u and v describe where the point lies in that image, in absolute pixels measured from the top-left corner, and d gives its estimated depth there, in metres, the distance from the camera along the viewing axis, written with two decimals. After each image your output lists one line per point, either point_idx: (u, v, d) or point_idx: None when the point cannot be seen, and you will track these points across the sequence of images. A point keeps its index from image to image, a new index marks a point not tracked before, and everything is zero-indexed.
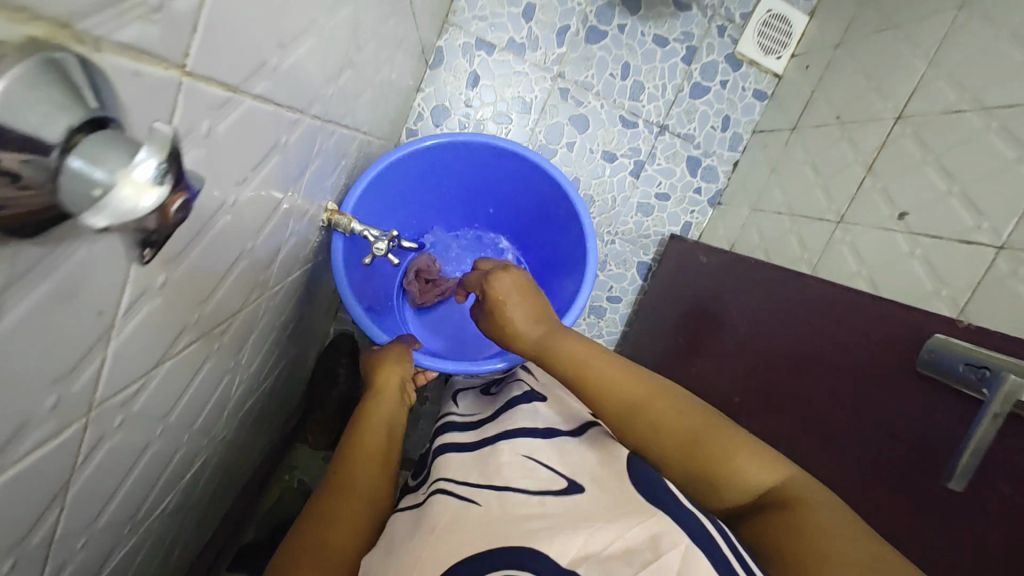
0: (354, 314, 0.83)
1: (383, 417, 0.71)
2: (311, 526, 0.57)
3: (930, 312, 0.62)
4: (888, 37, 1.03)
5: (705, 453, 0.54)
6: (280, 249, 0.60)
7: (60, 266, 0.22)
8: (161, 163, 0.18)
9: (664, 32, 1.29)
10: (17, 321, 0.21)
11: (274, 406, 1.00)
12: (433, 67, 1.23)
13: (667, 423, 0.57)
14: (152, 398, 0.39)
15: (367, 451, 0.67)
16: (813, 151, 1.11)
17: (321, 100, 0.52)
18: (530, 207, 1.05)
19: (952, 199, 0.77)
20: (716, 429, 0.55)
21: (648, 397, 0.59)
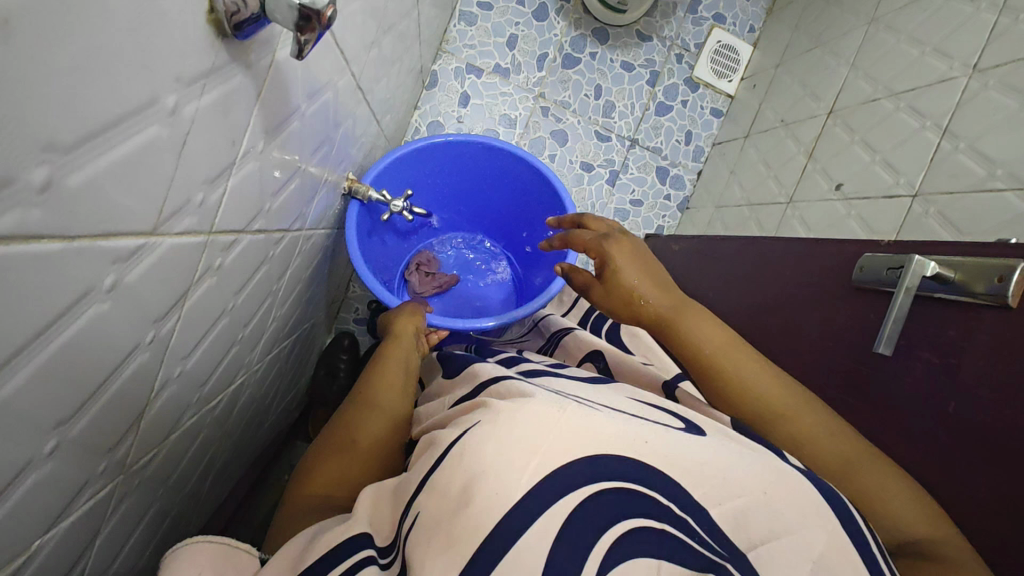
0: (367, 279, 0.91)
1: (399, 359, 0.72)
2: (340, 444, 0.59)
3: (861, 241, 0.75)
4: (817, 54, 1.22)
5: (852, 473, 0.56)
6: (316, 195, 0.71)
7: (230, 78, 0.33)
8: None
9: (630, 59, 1.48)
10: (205, 103, 0.31)
11: (283, 383, 1.06)
12: (428, 88, 1.39)
13: (820, 441, 0.59)
14: (234, 263, 0.48)
15: (384, 382, 0.68)
16: (764, 151, 1.28)
17: (356, 62, 0.64)
18: (517, 200, 1.16)
19: (876, 166, 0.91)
20: (871, 462, 0.57)
21: (794, 408, 0.61)
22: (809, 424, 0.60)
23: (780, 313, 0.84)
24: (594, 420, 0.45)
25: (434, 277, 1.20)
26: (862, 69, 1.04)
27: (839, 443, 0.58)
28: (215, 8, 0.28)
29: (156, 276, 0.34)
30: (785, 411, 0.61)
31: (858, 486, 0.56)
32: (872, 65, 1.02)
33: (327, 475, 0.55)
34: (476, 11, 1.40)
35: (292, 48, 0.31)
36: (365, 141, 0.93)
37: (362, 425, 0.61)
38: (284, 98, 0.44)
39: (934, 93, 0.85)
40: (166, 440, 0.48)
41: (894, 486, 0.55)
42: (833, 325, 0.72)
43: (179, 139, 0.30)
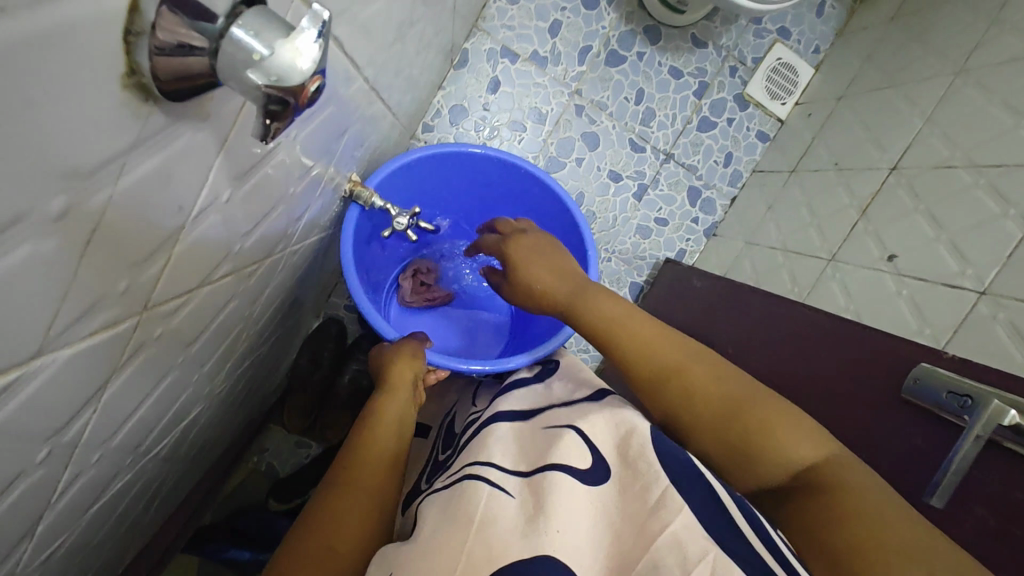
0: (360, 300, 0.81)
1: (391, 422, 0.69)
2: (335, 509, 0.58)
3: (916, 343, 0.66)
4: (888, 94, 1.10)
5: (745, 421, 0.56)
6: (307, 209, 0.61)
7: (175, 145, 0.24)
8: (316, 31, 0.20)
9: (680, 65, 1.35)
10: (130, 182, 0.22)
11: (257, 379, 0.99)
12: (456, 68, 1.27)
13: (708, 395, 0.60)
14: (188, 318, 0.39)
15: (372, 455, 0.64)
16: (809, 193, 1.18)
17: (364, 66, 0.53)
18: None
19: (939, 245, 0.82)
20: (763, 402, 0.57)
21: (687, 367, 0.62)
22: (697, 379, 0.61)
23: (807, 399, 0.75)
24: (498, 525, 0.49)
25: (426, 289, 1.11)
26: (939, 127, 0.93)
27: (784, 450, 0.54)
28: (136, 69, 0.19)
29: (52, 390, 0.25)
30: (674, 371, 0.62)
31: (744, 427, 0.56)
32: (952, 124, 0.91)
33: (325, 546, 0.54)
34: None
35: (256, 128, 0.21)
36: (378, 135, 0.83)
37: (342, 510, 0.57)
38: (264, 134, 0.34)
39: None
40: (84, 515, 0.40)
41: (792, 430, 0.54)
42: (871, 437, 0.64)
43: (83, 238, 0.21)
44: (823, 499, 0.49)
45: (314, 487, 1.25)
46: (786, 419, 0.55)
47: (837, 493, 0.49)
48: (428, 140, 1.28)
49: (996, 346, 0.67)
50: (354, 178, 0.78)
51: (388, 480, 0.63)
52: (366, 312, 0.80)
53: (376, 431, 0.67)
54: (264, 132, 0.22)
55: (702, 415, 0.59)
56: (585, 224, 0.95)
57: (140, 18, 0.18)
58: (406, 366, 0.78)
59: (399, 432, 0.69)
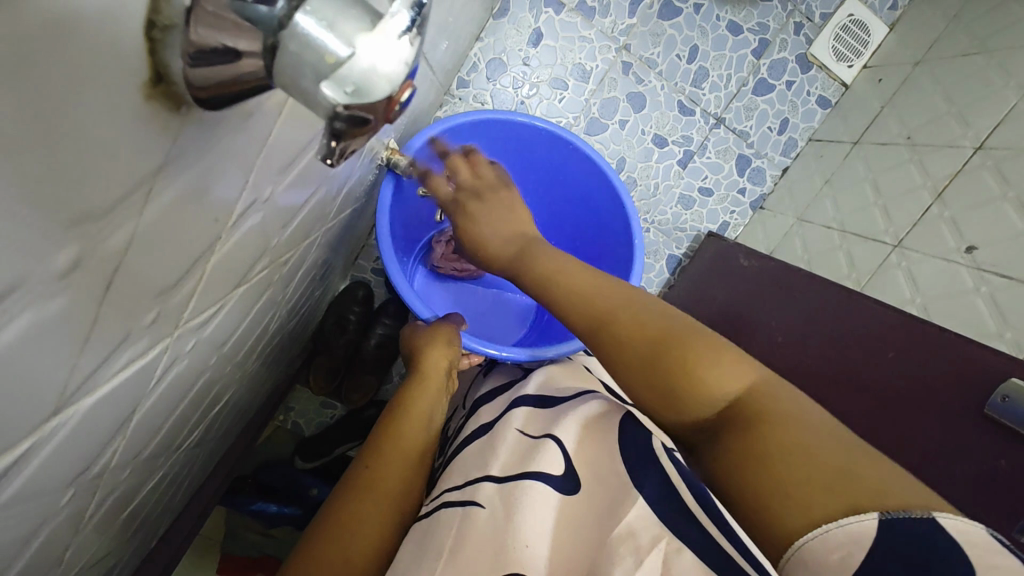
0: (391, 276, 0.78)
1: (421, 411, 0.68)
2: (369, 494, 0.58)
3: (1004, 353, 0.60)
4: (978, 61, 0.99)
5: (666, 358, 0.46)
6: (345, 184, 0.55)
7: (197, 146, 0.19)
8: (410, 16, 0.16)
9: (740, 20, 1.23)
10: (135, 208, 0.18)
11: (285, 346, 0.96)
12: (496, 17, 1.17)
13: (625, 333, 0.49)
14: (223, 320, 0.35)
15: (397, 447, 0.63)
16: (875, 168, 1.08)
17: None
18: (569, 207, 1.01)
19: None
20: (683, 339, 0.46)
21: (611, 311, 0.51)
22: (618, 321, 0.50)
23: (867, 402, 0.70)
24: (470, 547, 0.47)
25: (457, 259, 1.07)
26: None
27: (708, 383, 0.44)
28: (165, 74, 0.16)
29: (73, 439, 0.22)
30: (594, 318, 0.51)
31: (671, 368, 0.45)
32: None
33: (359, 525, 0.55)
34: None
35: (321, 148, 0.19)
36: (418, 94, 0.77)
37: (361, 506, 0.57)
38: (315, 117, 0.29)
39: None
40: (113, 523, 0.38)
41: (718, 359, 0.45)
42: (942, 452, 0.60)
43: (93, 277, 0.17)
44: (750, 437, 0.40)
45: (340, 448, 1.25)
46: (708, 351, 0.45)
47: (761, 421, 0.40)
48: (463, 97, 1.20)
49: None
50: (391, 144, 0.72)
51: (422, 466, 0.64)
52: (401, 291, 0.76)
53: (403, 424, 0.66)
54: (328, 155, 0.19)
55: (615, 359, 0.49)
56: (633, 215, 0.90)
57: (168, 7, 0.15)
58: (438, 354, 0.77)
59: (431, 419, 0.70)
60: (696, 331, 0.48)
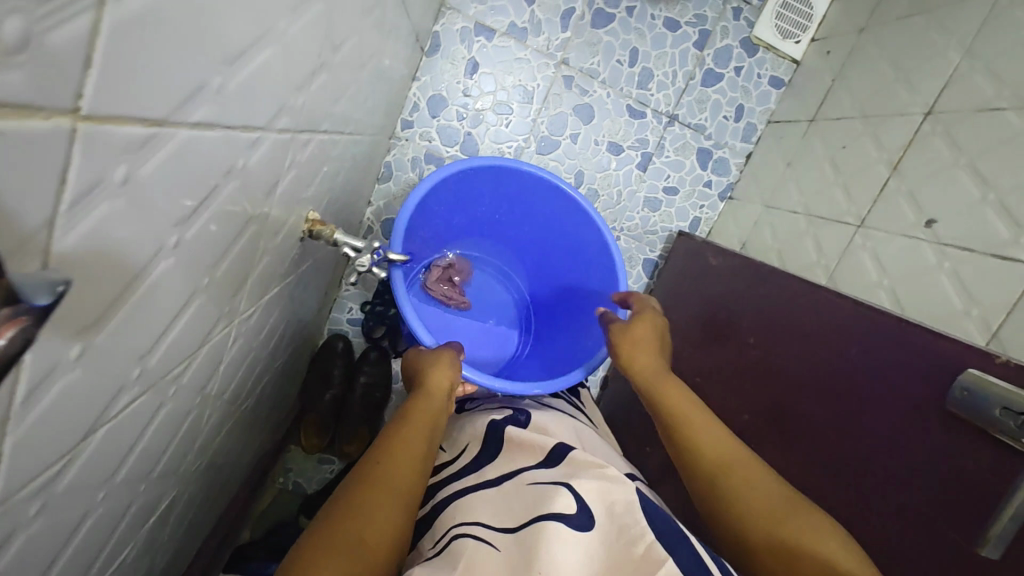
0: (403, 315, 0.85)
1: (423, 419, 0.69)
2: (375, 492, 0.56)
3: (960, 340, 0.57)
4: (919, 22, 0.95)
5: (788, 523, 0.53)
6: (254, 272, 0.54)
7: None
8: None
9: (676, 15, 1.21)
10: None
11: (263, 418, 0.96)
12: (429, 54, 1.17)
13: (751, 497, 0.57)
14: (88, 464, 0.34)
15: (402, 450, 0.62)
16: (832, 145, 1.05)
17: (289, 111, 0.45)
18: (557, 251, 1.09)
19: (986, 207, 0.71)
20: (799, 510, 0.54)
21: (733, 463, 0.60)
22: (761, 479, 0.58)
23: (838, 404, 0.67)
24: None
25: (451, 289, 1.11)
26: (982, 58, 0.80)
27: (818, 551, 0.50)
28: None
29: None
30: (720, 463, 0.61)
31: (781, 536, 0.53)
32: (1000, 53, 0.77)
33: (367, 518, 0.53)
34: None
35: None
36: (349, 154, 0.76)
37: (364, 504, 0.54)
38: (121, 265, 0.28)
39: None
40: None
41: (826, 532, 0.52)
42: (910, 454, 0.57)
43: None
44: None
45: None
46: (819, 525, 0.53)
47: None
48: (410, 138, 1.21)
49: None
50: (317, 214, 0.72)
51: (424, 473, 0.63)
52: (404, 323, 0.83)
53: (409, 432, 0.65)
54: None
55: (750, 504, 0.56)
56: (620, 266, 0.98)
57: None
58: (444, 371, 0.78)
59: (435, 426, 0.69)
60: (791, 507, 0.55)
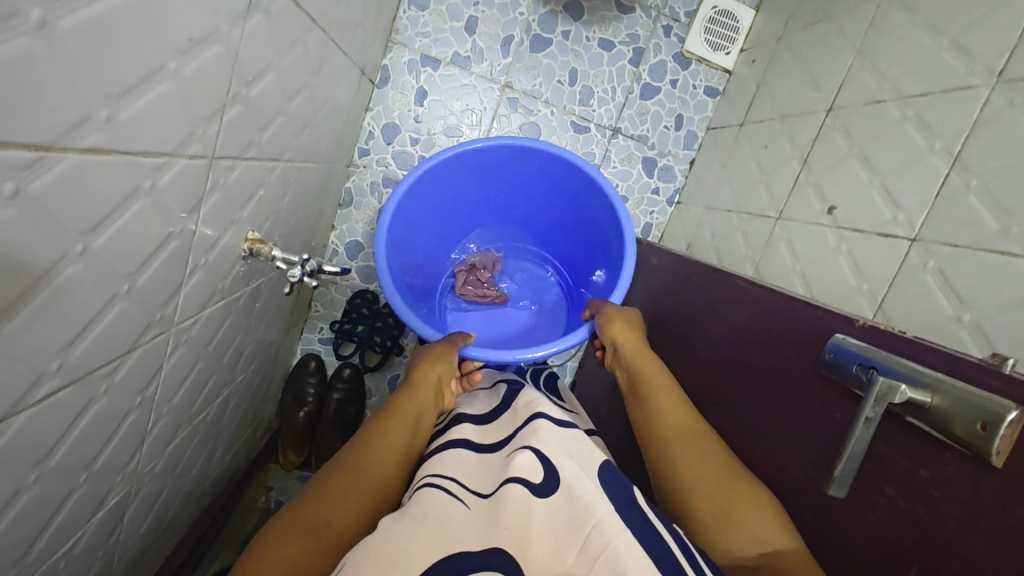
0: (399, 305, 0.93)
1: (410, 412, 0.74)
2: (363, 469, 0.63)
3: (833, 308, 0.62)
4: (822, 27, 1.03)
5: (720, 478, 0.64)
6: (186, 284, 0.60)
7: None
8: None
9: (609, 36, 1.29)
10: None
11: (231, 434, 1.02)
12: (380, 86, 1.25)
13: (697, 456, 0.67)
14: (12, 444, 0.40)
15: (385, 441, 0.67)
16: (757, 145, 1.11)
17: (200, 139, 0.52)
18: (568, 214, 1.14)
19: (872, 190, 0.76)
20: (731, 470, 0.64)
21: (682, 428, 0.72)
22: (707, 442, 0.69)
23: (745, 380, 0.72)
24: (463, 531, 0.50)
25: (480, 285, 1.19)
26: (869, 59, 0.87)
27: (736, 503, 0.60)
28: None
29: None
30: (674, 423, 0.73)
31: (709, 489, 0.63)
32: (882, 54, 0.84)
33: (344, 498, 0.58)
34: None
35: None
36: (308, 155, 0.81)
37: (343, 486, 0.59)
38: (20, 270, 0.34)
39: (951, 110, 0.69)
40: None
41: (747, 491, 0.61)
42: (797, 417, 0.61)
43: None
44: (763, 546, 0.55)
45: None
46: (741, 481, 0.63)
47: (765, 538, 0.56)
48: (367, 164, 1.29)
49: (928, 298, 0.62)
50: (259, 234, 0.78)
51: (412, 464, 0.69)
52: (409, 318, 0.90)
53: (393, 425, 0.70)
54: None
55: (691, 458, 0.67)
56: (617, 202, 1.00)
57: None
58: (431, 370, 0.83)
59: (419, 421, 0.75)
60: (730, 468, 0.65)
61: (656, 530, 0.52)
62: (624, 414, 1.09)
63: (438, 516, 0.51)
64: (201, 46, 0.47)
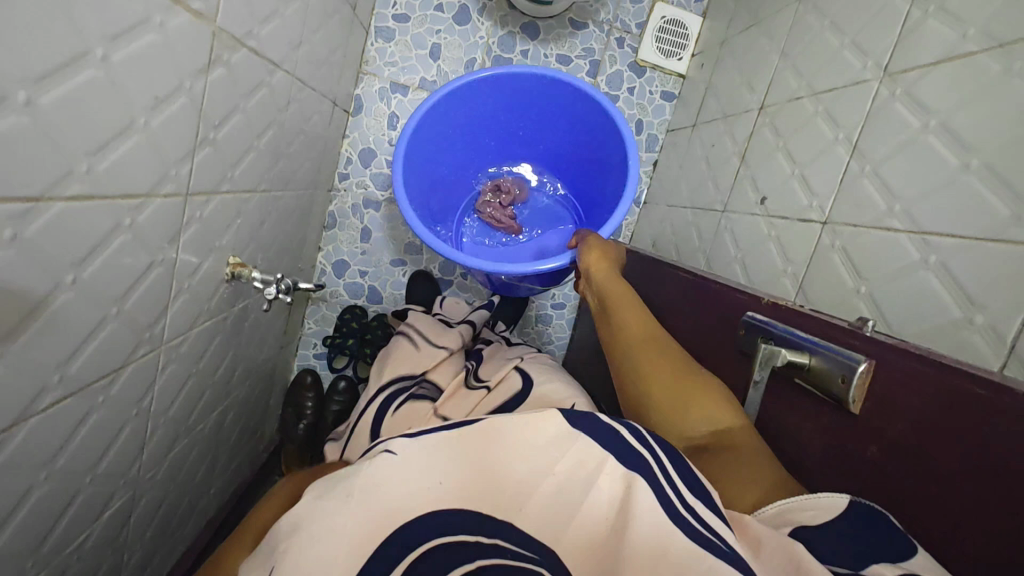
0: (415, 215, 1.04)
1: None
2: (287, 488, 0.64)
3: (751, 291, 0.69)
4: (756, 32, 1.10)
5: (684, 375, 0.70)
6: (171, 306, 0.68)
7: None
8: None
9: (566, 51, 1.38)
10: None
11: (232, 447, 1.10)
12: (354, 114, 1.34)
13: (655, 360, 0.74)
14: (23, 446, 0.48)
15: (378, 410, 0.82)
16: (706, 144, 1.19)
17: (173, 179, 0.60)
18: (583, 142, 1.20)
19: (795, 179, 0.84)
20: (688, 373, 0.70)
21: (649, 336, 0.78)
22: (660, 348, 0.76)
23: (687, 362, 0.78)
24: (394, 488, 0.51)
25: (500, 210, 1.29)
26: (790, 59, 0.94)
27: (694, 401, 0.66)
28: None
29: None
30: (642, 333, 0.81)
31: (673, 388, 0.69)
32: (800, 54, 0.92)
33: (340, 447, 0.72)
34: (393, 25, 1.32)
35: None
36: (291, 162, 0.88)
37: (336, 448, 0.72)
38: (20, 298, 0.42)
39: (852, 104, 0.76)
40: None
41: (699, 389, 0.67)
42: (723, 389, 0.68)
43: None
44: (723, 445, 0.61)
45: None
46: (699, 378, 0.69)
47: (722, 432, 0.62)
48: (348, 187, 1.38)
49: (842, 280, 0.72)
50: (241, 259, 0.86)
51: None
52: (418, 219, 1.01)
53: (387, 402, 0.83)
54: None
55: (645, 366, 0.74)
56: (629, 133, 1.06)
57: None
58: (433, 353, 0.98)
59: None
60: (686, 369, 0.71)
61: (633, 448, 0.54)
62: (599, 407, 1.16)
63: (379, 490, 0.50)
64: (166, 101, 0.55)
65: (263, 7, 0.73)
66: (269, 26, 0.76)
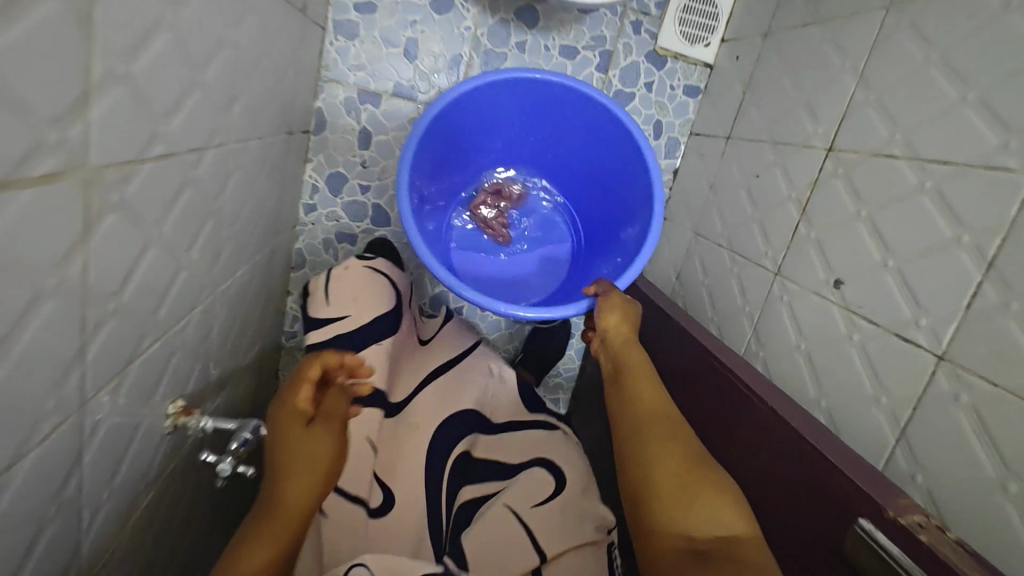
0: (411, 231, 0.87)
1: None
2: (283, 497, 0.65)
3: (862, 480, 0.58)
4: (816, 31, 0.87)
5: (694, 471, 0.64)
6: (90, 528, 0.54)
7: None
8: None
9: (571, 42, 1.12)
10: None
11: (203, 554, 0.97)
12: (316, 134, 1.10)
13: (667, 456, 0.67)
14: None
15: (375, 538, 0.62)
16: (747, 171, 0.99)
17: (56, 408, 0.43)
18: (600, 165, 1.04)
19: (880, 275, 0.67)
20: (694, 474, 0.64)
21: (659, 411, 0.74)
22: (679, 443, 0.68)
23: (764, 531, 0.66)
24: None
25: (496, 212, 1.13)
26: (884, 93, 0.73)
27: (700, 509, 0.61)
28: None
29: None
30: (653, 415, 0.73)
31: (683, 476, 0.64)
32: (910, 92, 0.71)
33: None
34: (356, 17, 1.05)
35: None
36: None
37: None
38: None
39: (977, 197, 0.57)
40: None
41: (708, 495, 0.61)
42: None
43: None
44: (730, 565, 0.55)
45: None
46: (706, 471, 0.65)
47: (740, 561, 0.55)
48: (316, 220, 1.16)
49: (964, 444, 0.55)
50: (182, 396, 0.69)
51: None
52: (421, 243, 0.85)
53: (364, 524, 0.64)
54: None
55: (656, 462, 0.66)
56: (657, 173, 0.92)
57: None
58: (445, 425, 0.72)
59: None
60: (699, 463, 0.66)
61: None
62: (619, 483, 1.04)
63: None
64: (21, 325, 0.37)
65: (171, 94, 0.49)
66: (185, 110, 0.52)
